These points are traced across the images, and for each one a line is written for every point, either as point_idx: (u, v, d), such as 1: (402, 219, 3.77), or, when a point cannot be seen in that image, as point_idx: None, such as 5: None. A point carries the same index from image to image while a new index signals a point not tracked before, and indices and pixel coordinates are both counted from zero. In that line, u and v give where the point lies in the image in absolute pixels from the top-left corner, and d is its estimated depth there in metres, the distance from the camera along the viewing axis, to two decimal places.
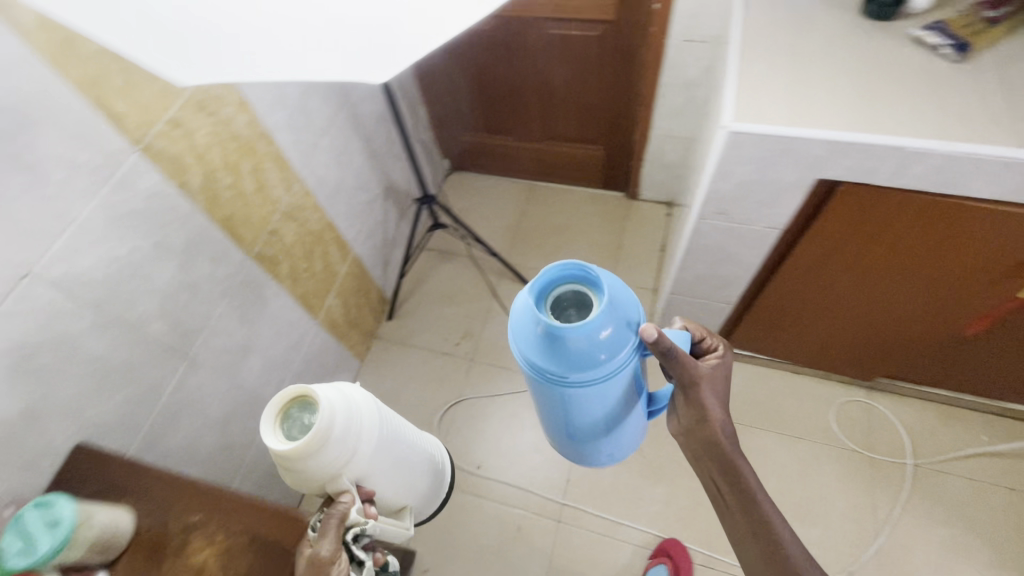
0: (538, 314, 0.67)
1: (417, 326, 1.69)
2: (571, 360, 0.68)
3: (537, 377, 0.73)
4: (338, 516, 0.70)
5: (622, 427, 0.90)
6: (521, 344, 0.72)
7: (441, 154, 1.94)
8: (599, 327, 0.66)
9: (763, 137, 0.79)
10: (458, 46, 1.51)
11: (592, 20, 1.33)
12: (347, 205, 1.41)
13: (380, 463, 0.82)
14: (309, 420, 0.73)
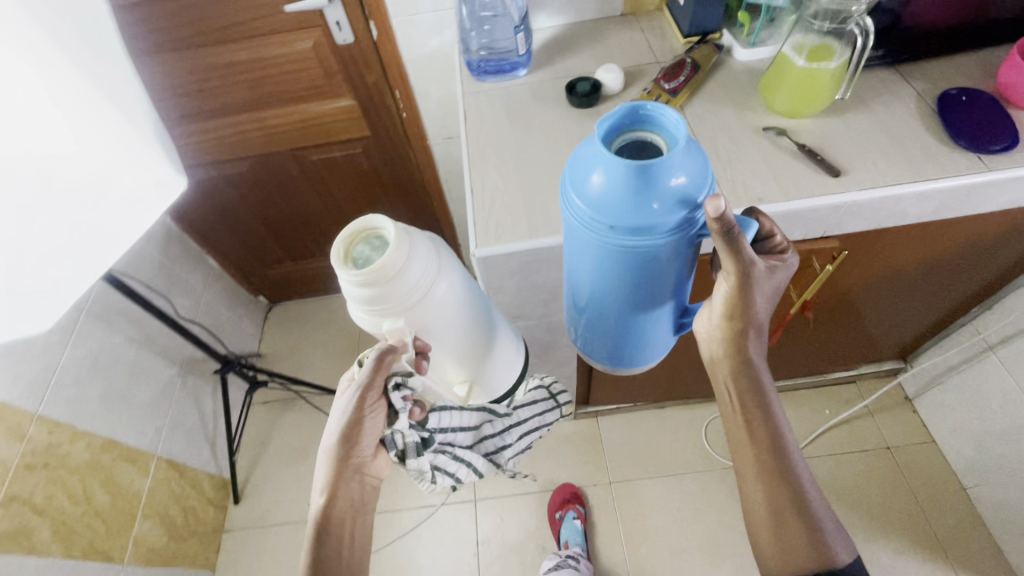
0: (612, 167, 0.49)
1: (273, 498, 1.47)
2: (627, 198, 0.49)
3: (576, 199, 0.53)
4: (386, 352, 0.58)
5: (647, 327, 0.66)
6: (588, 197, 0.51)
7: (253, 292, 1.75)
8: (672, 171, 0.49)
9: (510, 255, 0.76)
10: (221, 191, 1.38)
11: (349, 139, 1.28)
12: (129, 409, 1.18)
13: (463, 338, 0.65)
14: (409, 270, 0.54)
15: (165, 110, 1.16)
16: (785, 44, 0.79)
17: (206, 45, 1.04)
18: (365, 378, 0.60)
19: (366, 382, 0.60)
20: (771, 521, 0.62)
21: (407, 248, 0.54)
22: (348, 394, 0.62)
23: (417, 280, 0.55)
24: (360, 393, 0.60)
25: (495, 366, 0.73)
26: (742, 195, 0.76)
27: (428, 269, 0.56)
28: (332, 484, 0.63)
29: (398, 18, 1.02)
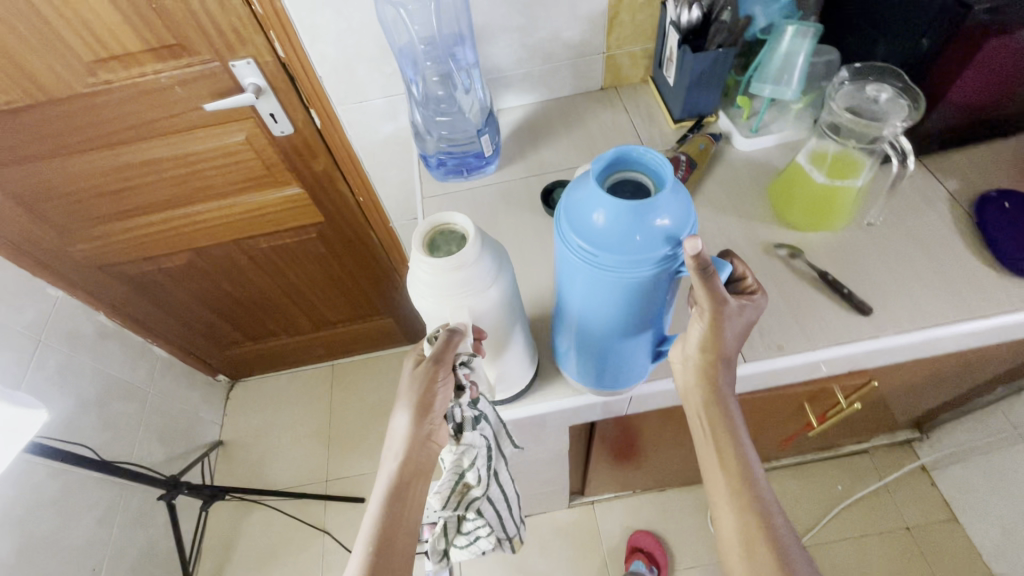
0: (610, 202, 0.41)
1: None
2: (616, 241, 0.41)
3: (577, 233, 0.43)
4: (447, 343, 0.50)
5: (614, 368, 0.57)
6: (583, 235, 0.43)
7: (211, 374, 1.59)
8: (663, 211, 0.41)
9: (515, 419, 0.66)
10: (160, 283, 1.22)
11: (301, 225, 1.13)
12: (57, 555, 1.03)
13: (510, 339, 0.57)
14: (473, 257, 0.47)
15: (81, 211, 1.00)
16: (801, 152, 0.67)
17: (117, 144, 0.88)
18: (425, 374, 0.52)
19: (426, 374, 0.53)
20: (743, 554, 0.48)
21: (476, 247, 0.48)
22: (409, 382, 0.54)
23: (474, 273, 0.48)
24: (424, 382, 0.53)
25: (523, 373, 0.64)
26: (758, 341, 0.63)
27: (487, 257, 0.49)
28: (396, 483, 0.54)
29: (344, 106, 0.87)
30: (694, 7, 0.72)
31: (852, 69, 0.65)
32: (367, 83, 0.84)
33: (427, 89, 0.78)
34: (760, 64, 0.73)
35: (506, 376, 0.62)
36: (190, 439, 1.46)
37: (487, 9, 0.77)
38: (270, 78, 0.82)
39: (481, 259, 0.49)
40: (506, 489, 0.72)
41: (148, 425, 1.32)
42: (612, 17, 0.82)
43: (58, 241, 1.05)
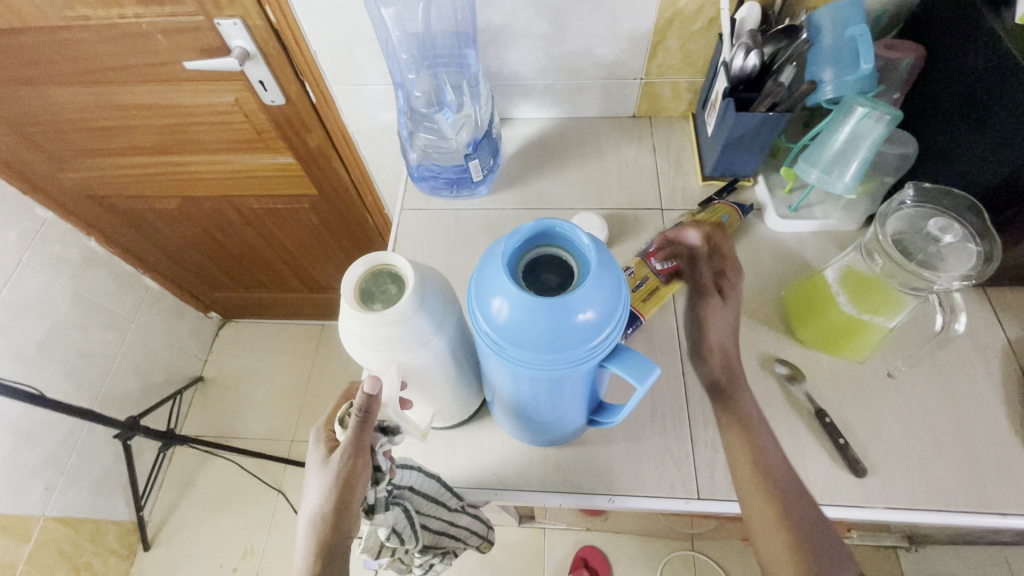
0: (517, 291, 0.32)
1: (182, 553, 1.35)
2: (522, 335, 0.32)
3: (477, 313, 0.34)
4: (365, 413, 0.38)
5: (543, 431, 0.49)
6: (485, 322, 0.34)
7: (203, 310, 1.59)
8: (583, 309, 0.32)
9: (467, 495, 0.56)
10: (151, 222, 1.19)
11: (293, 194, 1.06)
12: (9, 471, 1.05)
13: (443, 391, 0.47)
14: (406, 308, 0.37)
15: (68, 142, 0.96)
16: (832, 264, 0.54)
17: (99, 83, 0.82)
18: (339, 462, 0.38)
19: (341, 462, 0.38)
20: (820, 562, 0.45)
21: (416, 300, 0.38)
22: (316, 473, 0.39)
23: (406, 326, 0.38)
24: (337, 470, 0.38)
25: (462, 412, 0.54)
26: (722, 476, 0.54)
27: (421, 306, 0.38)
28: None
29: (339, 86, 0.78)
30: (752, 54, 0.57)
31: (917, 187, 0.51)
32: (366, 68, 0.74)
33: (414, 104, 0.69)
34: (814, 142, 0.60)
35: (440, 420, 0.52)
36: (169, 372, 1.48)
37: (509, 8, 0.66)
38: (261, 43, 0.73)
39: (423, 312, 0.39)
40: (462, 523, 0.58)
41: (127, 354, 1.33)
42: (657, 41, 0.69)
43: (47, 165, 1.02)
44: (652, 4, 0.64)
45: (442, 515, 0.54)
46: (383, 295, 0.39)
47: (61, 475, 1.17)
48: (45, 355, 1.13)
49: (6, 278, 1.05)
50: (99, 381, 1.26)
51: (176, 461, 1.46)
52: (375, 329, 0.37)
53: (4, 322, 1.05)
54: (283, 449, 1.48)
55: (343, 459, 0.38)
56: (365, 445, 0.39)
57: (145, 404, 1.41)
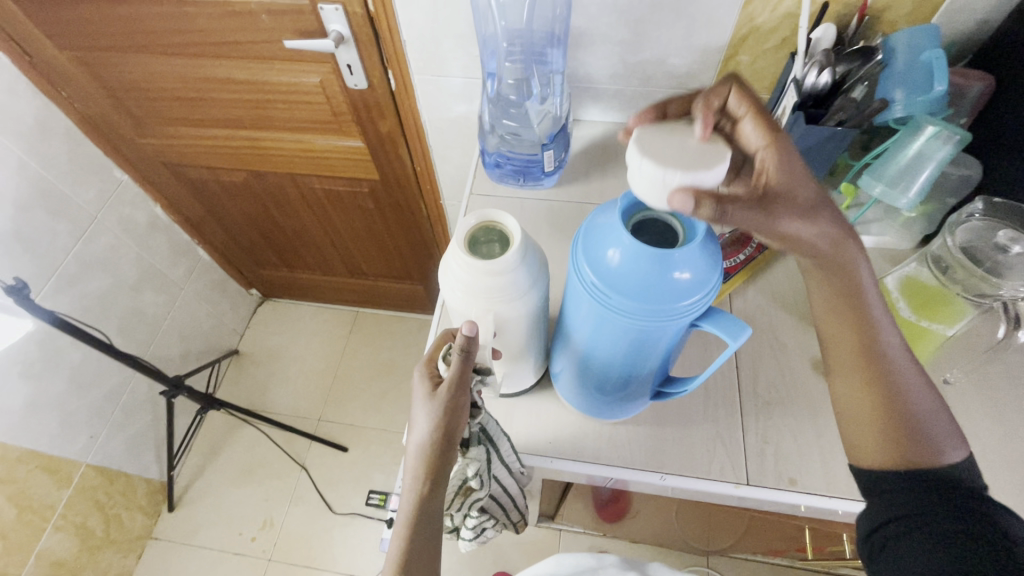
0: (631, 242, 0.36)
1: (204, 518, 1.38)
2: (632, 284, 0.36)
3: (589, 264, 0.38)
4: (466, 353, 0.40)
5: (612, 401, 0.52)
6: (595, 270, 0.38)
7: (245, 286, 1.65)
8: (686, 266, 0.35)
9: (531, 466, 0.58)
10: (215, 193, 1.25)
11: (355, 177, 1.12)
12: (60, 415, 1.10)
13: (523, 350, 0.50)
14: (512, 259, 0.41)
15: (156, 110, 1.03)
16: (892, 272, 0.57)
17: (197, 56, 0.89)
18: (445, 396, 0.41)
19: (445, 397, 0.41)
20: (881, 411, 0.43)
21: (520, 258, 0.41)
22: (420, 409, 0.42)
23: (511, 276, 0.41)
24: (443, 403, 0.41)
25: (528, 379, 0.57)
26: (771, 466, 0.56)
27: (524, 262, 0.42)
28: (416, 509, 0.42)
29: (421, 75, 0.83)
30: (825, 72, 0.61)
31: (988, 203, 0.54)
32: (450, 60, 0.79)
33: (502, 90, 0.74)
34: (880, 158, 0.63)
35: (509, 379, 0.55)
36: (209, 341, 1.53)
37: (593, 14, 0.70)
38: (355, 29, 0.79)
39: (524, 270, 0.42)
40: (514, 491, 0.60)
41: (173, 319, 1.39)
42: (729, 55, 0.73)
43: (132, 130, 1.09)
44: (730, 19, 0.68)
45: (507, 476, 0.55)
46: (489, 250, 0.43)
47: (104, 426, 1.22)
48: (104, 308, 1.18)
49: (81, 232, 1.11)
50: (147, 340, 1.32)
51: (206, 428, 1.50)
52: (480, 279, 0.41)
53: (74, 273, 1.11)
54: (309, 427, 1.51)
55: (448, 393, 0.41)
56: (466, 384, 0.41)
57: (184, 369, 1.46)
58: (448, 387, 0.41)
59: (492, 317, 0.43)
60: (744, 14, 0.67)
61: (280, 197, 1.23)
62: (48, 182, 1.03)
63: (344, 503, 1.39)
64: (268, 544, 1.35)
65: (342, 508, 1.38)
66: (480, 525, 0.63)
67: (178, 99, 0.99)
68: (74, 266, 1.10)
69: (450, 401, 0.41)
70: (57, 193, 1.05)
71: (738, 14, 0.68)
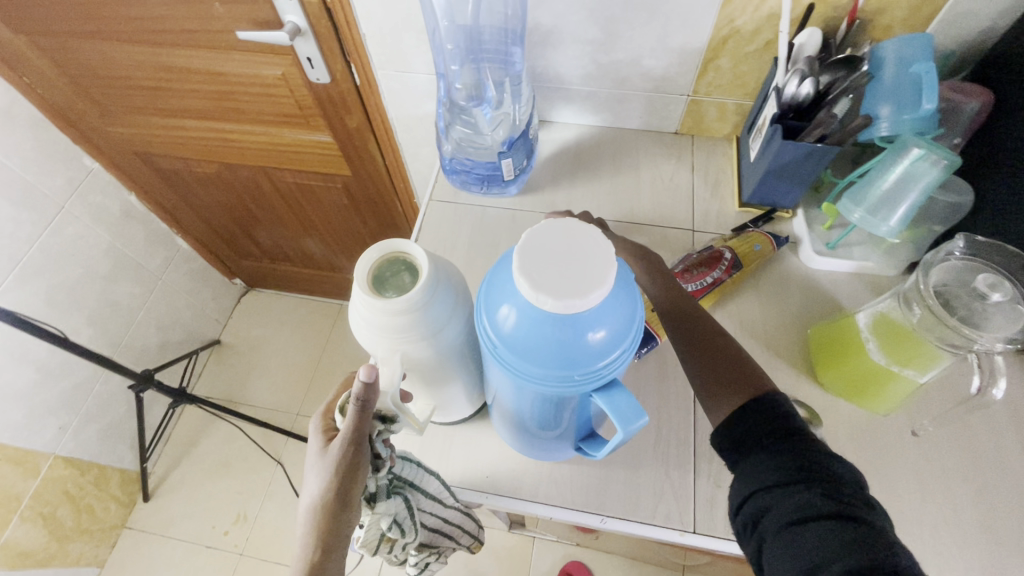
0: (525, 302, 0.30)
1: (180, 510, 1.39)
2: (527, 349, 0.31)
3: (485, 318, 0.33)
4: (364, 402, 0.36)
5: (544, 444, 0.47)
6: (491, 327, 0.32)
7: (228, 276, 1.63)
8: (598, 325, 0.30)
9: (470, 503, 0.55)
10: (188, 184, 1.22)
11: (327, 172, 1.08)
12: (26, 408, 1.09)
13: (446, 386, 0.47)
14: (421, 297, 0.37)
15: (119, 98, 0.99)
16: (864, 308, 0.52)
17: (153, 44, 0.84)
18: (340, 450, 0.36)
19: (340, 450, 0.36)
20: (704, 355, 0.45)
21: (425, 294, 0.37)
22: (313, 465, 0.36)
23: (416, 313, 0.37)
24: (338, 458, 0.35)
25: (468, 406, 0.53)
26: (722, 513, 0.52)
27: (435, 299, 0.38)
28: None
29: (384, 71, 0.79)
30: (807, 81, 0.56)
31: (975, 240, 0.50)
32: (412, 55, 0.74)
33: (454, 94, 0.69)
34: (862, 180, 0.57)
35: (445, 407, 0.52)
36: (189, 332, 1.52)
37: (560, 10, 0.65)
38: (313, 20, 0.74)
39: (431, 308, 0.38)
40: (455, 521, 0.57)
41: (150, 309, 1.37)
42: (709, 58, 0.67)
43: (98, 117, 1.06)
44: (709, 20, 0.62)
45: (437, 512, 0.51)
46: (395, 283, 0.39)
47: (74, 418, 1.21)
48: (74, 300, 1.17)
49: (49, 221, 1.09)
50: (121, 331, 1.30)
51: (184, 419, 1.49)
52: (377, 318, 0.37)
53: (41, 264, 1.09)
54: (288, 422, 1.50)
55: (343, 445, 0.36)
56: (365, 434, 0.37)
57: (162, 359, 1.45)
58: (342, 437, 0.36)
59: (399, 357, 0.39)
60: (723, 14, 0.62)
61: (252, 188, 1.19)
62: (11, 170, 1.00)
63: None
64: (241, 539, 1.34)
65: None
66: (422, 557, 0.60)
67: (139, 87, 0.95)
68: (41, 256, 1.08)
69: (344, 456, 0.35)
70: (20, 183, 1.03)
71: (717, 15, 0.62)
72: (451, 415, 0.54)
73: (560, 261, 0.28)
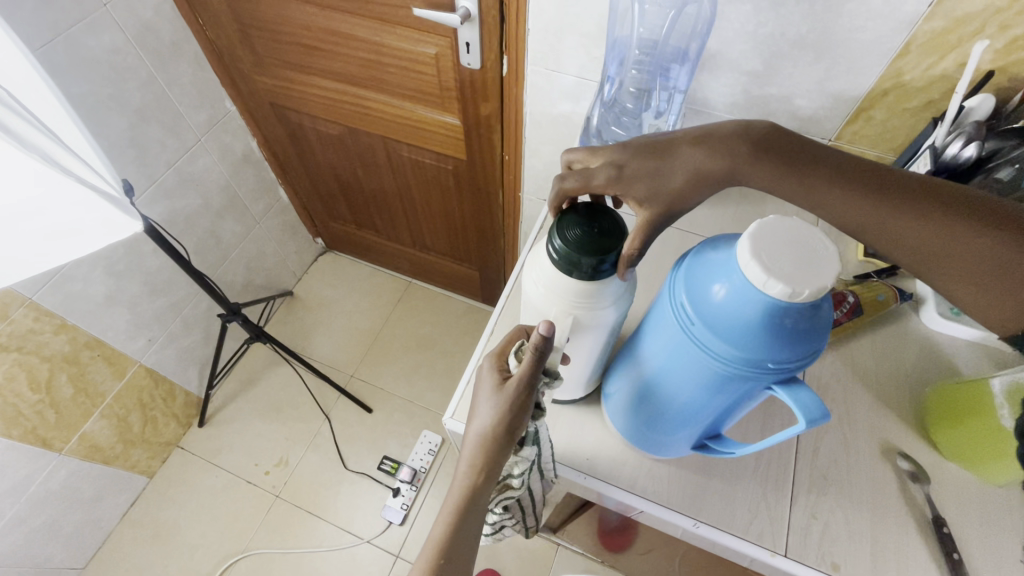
0: (742, 281, 0.33)
1: (229, 441, 1.46)
2: (731, 324, 0.34)
3: (690, 290, 0.36)
4: (540, 355, 0.40)
5: (667, 435, 0.49)
6: (697, 301, 0.36)
7: (312, 233, 1.72)
8: (796, 321, 0.33)
9: (564, 479, 0.57)
10: (309, 140, 1.30)
11: (443, 153, 1.13)
12: (128, 314, 1.18)
13: (585, 363, 0.50)
14: (609, 269, 0.41)
15: (277, 51, 1.08)
16: (1000, 375, 0.52)
17: (328, 8, 0.92)
18: (511, 392, 0.42)
19: (512, 392, 0.42)
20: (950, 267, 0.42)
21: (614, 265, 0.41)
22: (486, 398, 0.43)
23: (599, 283, 0.41)
24: (510, 399, 0.42)
25: (581, 388, 0.56)
26: (814, 545, 0.52)
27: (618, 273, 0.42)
28: (469, 496, 0.44)
29: (535, 67, 0.83)
30: (971, 145, 0.57)
31: None
32: (568, 57, 0.79)
33: (620, 96, 0.78)
34: None
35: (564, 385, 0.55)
36: (268, 278, 1.60)
37: (728, 38, 0.68)
38: (484, 9, 0.80)
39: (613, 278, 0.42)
40: (541, 495, 0.58)
41: (243, 249, 1.46)
42: (863, 108, 0.68)
43: (249, 66, 1.14)
44: (875, 71, 0.64)
45: (538, 481, 0.54)
46: None
47: (162, 333, 1.29)
48: (188, 226, 1.26)
49: (186, 149, 1.18)
50: (217, 263, 1.39)
51: (249, 358, 1.58)
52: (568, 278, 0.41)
53: (171, 187, 1.18)
54: (341, 381, 1.55)
55: (515, 389, 0.42)
56: (533, 383, 0.42)
57: (241, 298, 1.53)
58: (516, 383, 0.42)
59: (572, 317, 0.43)
60: (893, 67, 0.63)
61: (365, 155, 1.26)
62: (169, 98, 1.10)
63: (358, 462, 1.42)
64: (279, 481, 1.40)
65: (354, 466, 1.41)
66: (500, 524, 0.61)
67: (299, 43, 1.03)
68: (173, 179, 1.18)
69: (515, 397, 0.42)
70: (173, 111, 1.12)
71: (886, 67, 0.63)
72: (566, 392, 0.56)
73: (791, 257, 0.31)
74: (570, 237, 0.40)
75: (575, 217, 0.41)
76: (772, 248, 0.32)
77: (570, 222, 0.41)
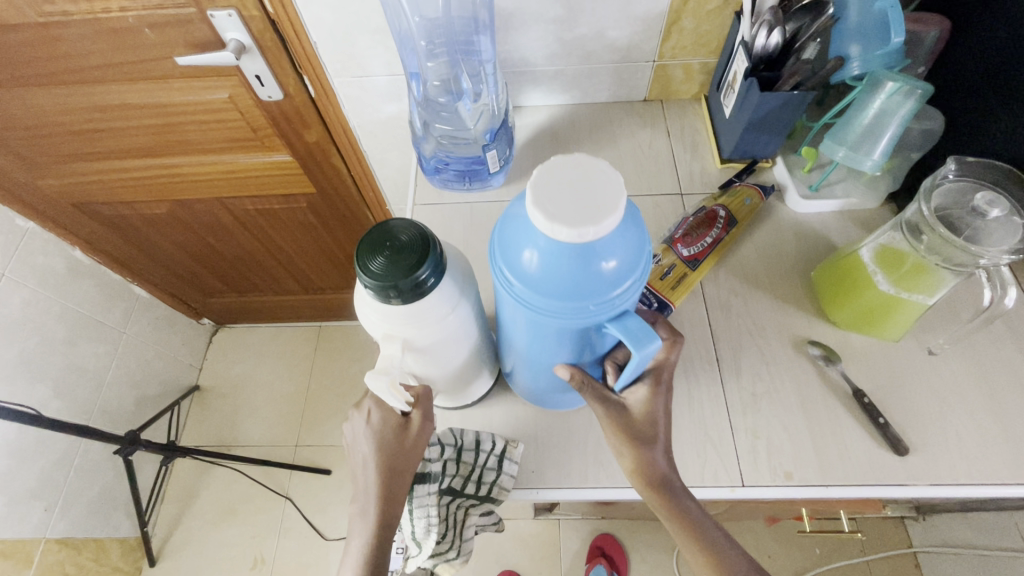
0: (546, 241, 0.31)
1: (190, 566, 1.32)
2: (554, 284, 0.33)
3: (507, 265, 0.34)
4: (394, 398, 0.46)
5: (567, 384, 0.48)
6: (518, 274, 0.34)
7: (195, 318, 1.55)
8: (612, 258, 0.32)
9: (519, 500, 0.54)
10: (138, 229, 1.14)
11: (289, 193, 1.03)
12: (5, 496, 1.01)
13: (448, 363, 0.46)
14: (432, 280, 0.37)
15: (47, 147, 0.91)
16: (867, 244, 0.54)
17: (80, 83, 0.77)
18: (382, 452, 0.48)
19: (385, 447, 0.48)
20: None
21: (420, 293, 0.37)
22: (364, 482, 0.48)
23: (428, 296, 0.38)
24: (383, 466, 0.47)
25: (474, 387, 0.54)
26: (764, 462, 0.53)
27: (443, 277, 0.39)
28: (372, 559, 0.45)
29: (341, 79, 0.76)
30: (775, 31, 0.57)
31: (961, 162, 0.52)
32: (370, 57, 0.72)
33: (428, 92, 0.68)
34: (842, 118, 0.60)
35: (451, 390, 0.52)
36: (165, 383, 1.44)
37: None
38: (257, 35, 0.70)
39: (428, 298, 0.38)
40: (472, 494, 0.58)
41: (119, 368, 1.28)
42: (671, 21, 0.67)
43: (24, 173, 0.97)
44: None
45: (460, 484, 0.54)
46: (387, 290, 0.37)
47: (59, 496, 1.13)
48: (34, 373, 1.08)
49: None
50: (92, 395, 1.21)
51: (178, 473, 1.43)
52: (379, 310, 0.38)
53: None
54: (287, 455, 1.44)
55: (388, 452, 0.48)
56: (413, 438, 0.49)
57: (141, 417, 1.36)
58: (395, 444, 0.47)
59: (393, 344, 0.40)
60: None
61: (208, 223, 1.12)
62: None
63: (336, 525, 1.34)
64: None
65: (334, 533, 1.33)
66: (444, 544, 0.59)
67: (67, 130, 0.87)
68: None
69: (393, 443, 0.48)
70: None
71: None
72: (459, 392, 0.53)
73: (575, 197, 0.30)
74: (375, 268, 0.36)
75: (372, 239, 0.37)
76: (562, 196, 0.30)
77: (371, 250, 0.36)
